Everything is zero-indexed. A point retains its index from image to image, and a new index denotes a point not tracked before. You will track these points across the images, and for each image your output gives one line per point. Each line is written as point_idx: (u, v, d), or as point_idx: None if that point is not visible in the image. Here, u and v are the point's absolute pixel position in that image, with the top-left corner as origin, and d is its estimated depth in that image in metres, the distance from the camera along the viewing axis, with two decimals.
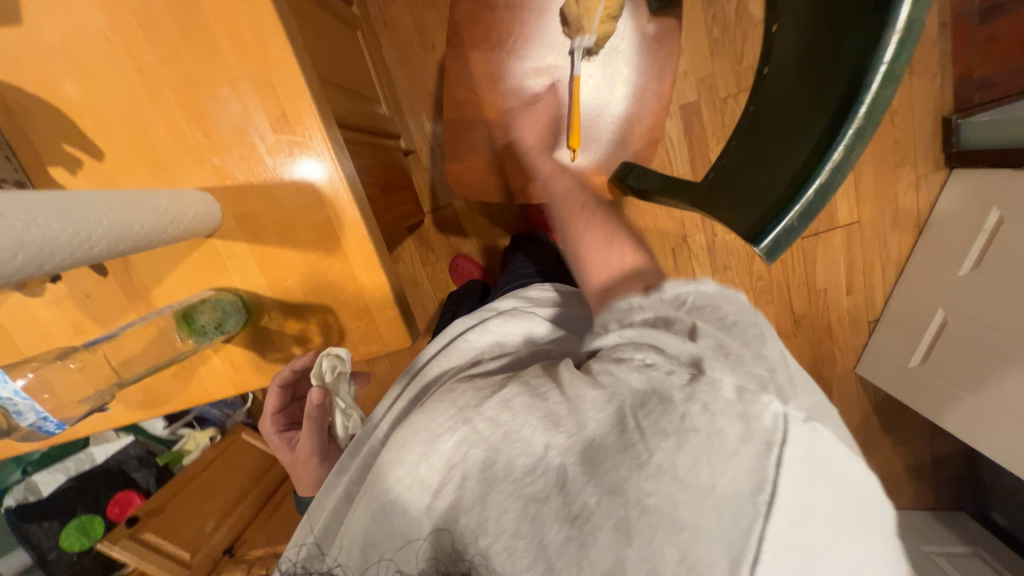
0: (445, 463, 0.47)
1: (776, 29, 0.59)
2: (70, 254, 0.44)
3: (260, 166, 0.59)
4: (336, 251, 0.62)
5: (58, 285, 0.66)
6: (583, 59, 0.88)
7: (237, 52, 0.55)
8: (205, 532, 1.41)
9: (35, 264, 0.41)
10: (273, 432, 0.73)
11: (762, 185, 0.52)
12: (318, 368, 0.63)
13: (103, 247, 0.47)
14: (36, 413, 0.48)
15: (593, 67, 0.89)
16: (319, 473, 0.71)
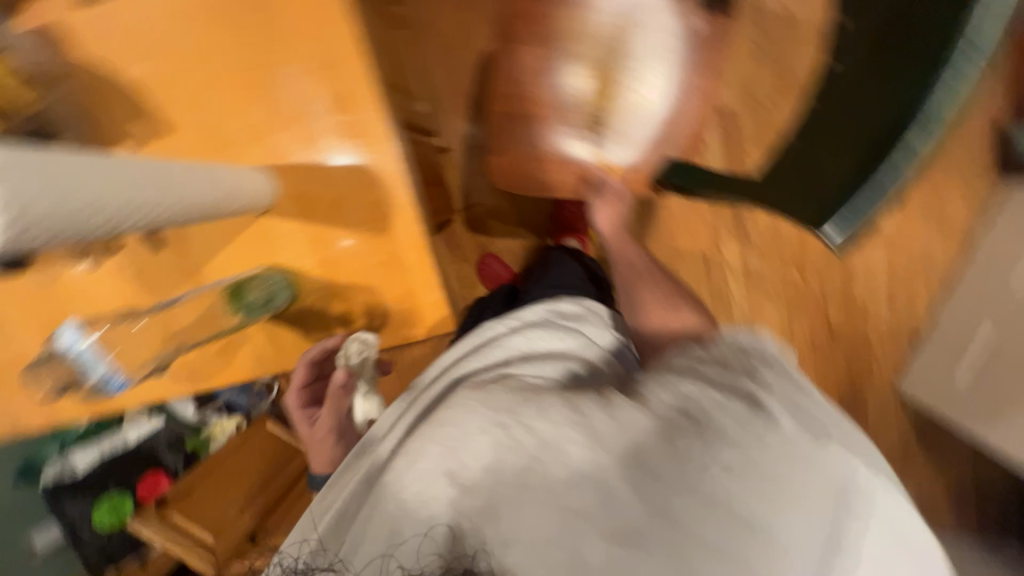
0: (457, 479, 0.50)
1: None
2: (146, 214, 0.45)
3: (317, 145, 0.60)
4: (386, 232, 0.62)
5: (114, 257, 0.68)
6: (634, 58, 0.87)
7: (303, 33, 0.56)
8: (229, 517, 1.44)
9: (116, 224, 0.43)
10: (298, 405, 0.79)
11: (837, 165, 0.51)
12: (345, 349, 0.67)
13: (172, 210, 0.48)
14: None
15: (643, 65, 0.87)
16: (333, 451, 0.79)
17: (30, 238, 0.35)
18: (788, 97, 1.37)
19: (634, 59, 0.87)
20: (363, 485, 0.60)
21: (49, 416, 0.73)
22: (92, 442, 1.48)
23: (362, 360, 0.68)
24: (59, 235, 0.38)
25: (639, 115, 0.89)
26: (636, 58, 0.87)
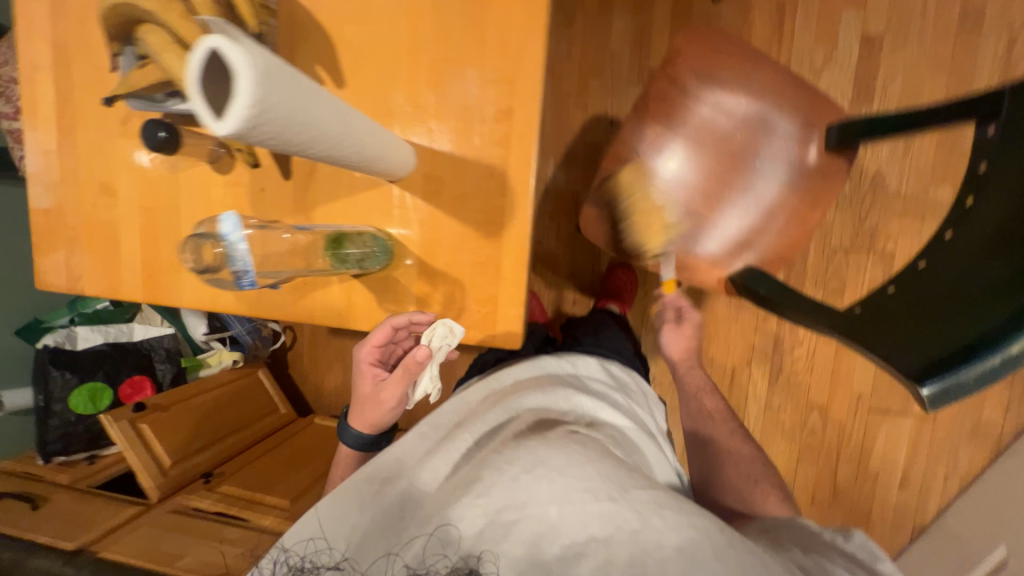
0: (471, 520, 0.58)
1: (987, 170, 0.60)
2: (330, 148, 0.48)
3: (468, 142, 0.65)
4: (496, 237, 0.65)
5: (243, 171, 0.73)
6: (759, 173, 0.92)
7: (496, 47, 0.62)
8: (190, 450, 1.41)
9: (311, 147, 0.45)
10: (365, 363, 0.78)
11: (945, 328, 0.53)
12: (432, 332, 0.65)
13: (348, 150, 0.51)
14: (244, 260, 0.50)
15: (764, 181, 0.92)
16: (382, 415, 0.78)
17: (255, 132, 0.38)
18: (861, 252, 1.42)
19: (757, 175, 0.92)
20: (380, 489, 0.66)
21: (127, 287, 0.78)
22: (99, 325, 1.47)
23: (441, 349, 0.65)
24: (274, 136, 0.40)
25: (741, 219, 0.93)
26: (760, 173, 0.92)
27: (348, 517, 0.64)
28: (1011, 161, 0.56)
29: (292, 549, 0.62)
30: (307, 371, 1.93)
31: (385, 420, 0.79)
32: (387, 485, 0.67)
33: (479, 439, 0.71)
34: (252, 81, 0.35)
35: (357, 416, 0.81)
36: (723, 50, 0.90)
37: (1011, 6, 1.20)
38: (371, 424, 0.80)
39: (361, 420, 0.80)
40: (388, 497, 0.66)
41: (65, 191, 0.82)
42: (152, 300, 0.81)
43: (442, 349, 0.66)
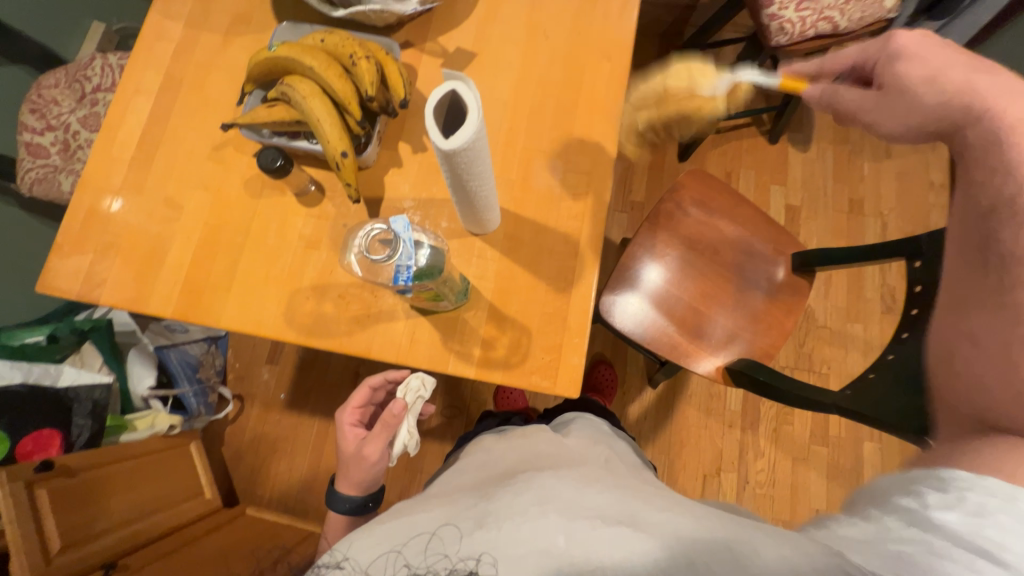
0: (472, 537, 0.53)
1: (922, 290, 0.82)
2: (477, 185, 0.58)
3: (547, 214, 0.77)
4: (564, 292, 0.74)
5: (329, 207, 0.79)
6: (747, 282, 1.13)
7: (578, 148, 0.80)
8: (91, 532, 1.10)
9: (470, 179, 0.56)
10: (346, 423, 0.77)
11: None
12: (406, 386, 0.71)
13: (486, 192, 0.62)
14: (408, 257, 0.59)
15: (751, 288, 1.13)
16: (365, 476, 0.74)
17: (460, 156, 0.49)
18: (804, 370, 1.62)
19: (746, 283, 1.13)
20: (389, 513, 0.62)
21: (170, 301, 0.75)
22: (23, 362, 1.22)
23: (416, 399, 0.71)
24: (468, 162, 0.51)
25: (734, 318, 1.12)
26: (747, 282, 1.13)
27: (362, 526, 0.62)
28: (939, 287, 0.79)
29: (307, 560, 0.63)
30: (246, 449, 1.68)
31: (369, 480, 0.75)
32: (403, 505, 0.64)
33: (503, 472, 0.66)
34: (478, 122, 0.47)
35: (342, 481, 0.77)
36: (713, 189, 1.19)
37: (881, 201, 1.67)
38: (356, 488, 0.75)
39: (345, 486, 0.76)
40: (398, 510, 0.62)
41: (118, 200, 0.80)
42: (184, 319, 0.76)
43: (417, 403, 0.71)
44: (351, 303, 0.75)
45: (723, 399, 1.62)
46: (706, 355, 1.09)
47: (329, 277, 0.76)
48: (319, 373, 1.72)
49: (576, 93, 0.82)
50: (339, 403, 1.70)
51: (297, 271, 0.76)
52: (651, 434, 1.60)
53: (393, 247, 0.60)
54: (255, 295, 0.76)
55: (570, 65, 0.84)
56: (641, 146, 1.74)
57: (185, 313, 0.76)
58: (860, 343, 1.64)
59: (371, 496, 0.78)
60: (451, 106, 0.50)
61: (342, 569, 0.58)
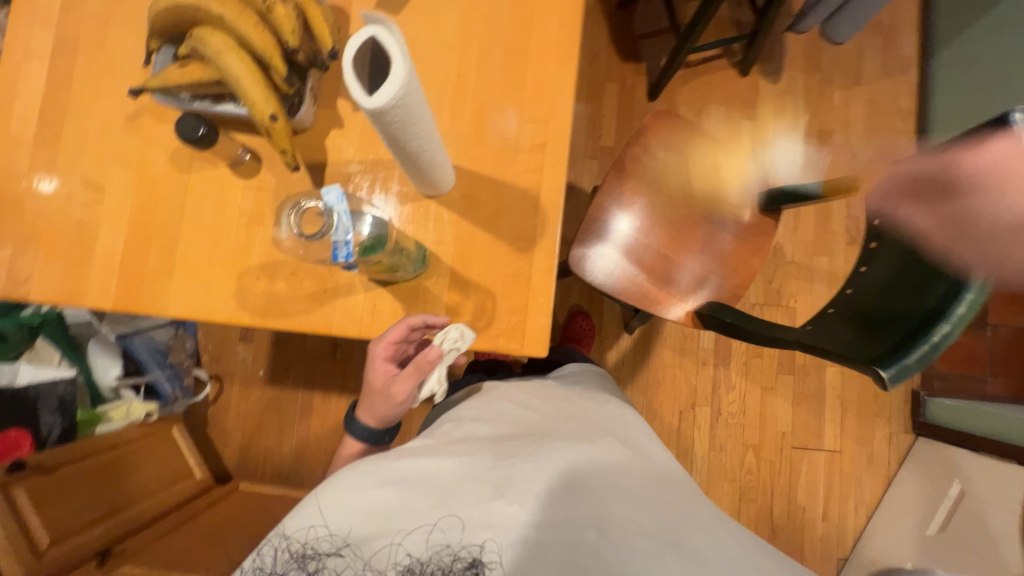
0: (483, 527, 0.59)
1: None
2: (418, 146, 0.54)
3: (504, 169, 0.73)
4: (527, 252, 0.72)
5: (268, 177, 0.73)
6: (717, 226, 1.13)
7: (533, 95, 0.74)
8: (77, 524, 1.10)
9: (409, 139, 0.51)
10: (379, 357, 0.68)
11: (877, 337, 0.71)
12: (443, 334, 0.66)
13: (431, 152, 0.57)
14: (345, 231, 0.56)
15: (720, 230, 1.13)
16: (388, 411, 0.71)
17: (397, 111, 0.44)
18: (773, 306, 1.68)
19: (715, 226, 1.13)
20: (376, 493, 0.61)
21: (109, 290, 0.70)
22: None
23: (450, 350, 0.65)
24: (402, 120, 0.46)
25: (701, 262, 1.12)
26: (716, 225, 1.13)
27: (348, 504, 0.61)
28: None
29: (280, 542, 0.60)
30: (230, 428, 1.68)
31: (390, 415, 0.72)
32: (399, 462, 0.64)
33: (487, 433, 0.69)
34: (410, 70, 0.42)
35: (364, 409, 0.74)
36: (682, 129, 1.15)
37: (850, 131, 1.65)
38: (376, 418, 0.73)
39: (366, 414, 0.74)
40: (399, 475, 0.62)
41: (30, 184, 0.72)
42: (127, 308, 0.71)
43: (452, 353, 0.66)
44: (305, 280, 0.71)
45: (697, 339, 1.68)
46: (675, 300, 1.10)
47: (278, 253, 0.71)
48: (296, 347, 1.69)
49: (528, 31, 0.75)
50: (320, 374, 1.69)
51: (243, 249, 0.72)
52: (628, 377, 1.66)
53: (326, 223, 0.56)
54: (200, 279, 0.71)
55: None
56: (609, 87, 1.66)
57: (127, 303, 0.71)
58: (826, 276, 1.69)
59: (388, 431, 0.76)
60: (373, 56, 0.44)
61: (342, 557, 0.59)
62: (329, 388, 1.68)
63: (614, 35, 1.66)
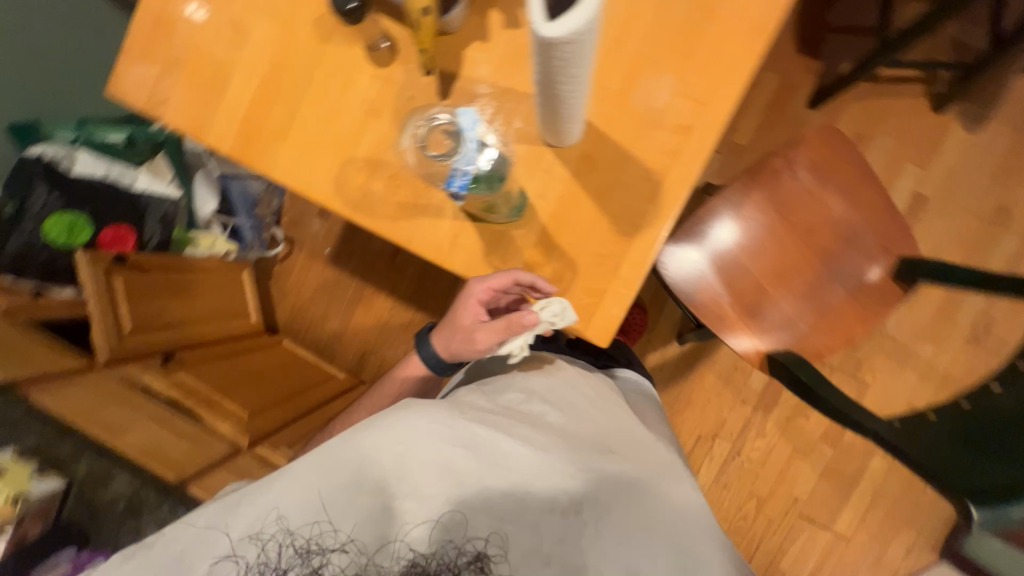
0: (502, 526, 0.57)
1: None
2: (568, 90, 0.48)
3: (636, 140, 0.66)
4: (626, 237, 0.66)
5: (398, 72, 0.70)
6: (835, 275, 0.99)
7: (701, 68, 0.65)
8: (156, 324, 1.25)
9: (561, 82, 0.46)
10: (474, 299, 0.69)
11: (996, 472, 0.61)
12: (545, 304, 0.65)
13: (578, 98, 0.51)
14: (467, 162, 0.57)
15: (835, 280, 0.99)
16: (464, 350, 0.73)
17: (567, 49, 0.39)
18: (845, 374, 1.52)
19: (832, 275, 0.99)
20: (388, 471, 0.59)
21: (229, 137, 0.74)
22: (106, 159, 1.33)
23: (547, 322, 0.64)
24: (566, 60, 0.41)
25: (798, 306, 1.00)
26: (833, 274, 0.99)
27: (355, 483, 0.58)
28: None
29: (292, 516, 0.56)
30: (288, 289, 1.82)
31: (463, 353, 0.74)
32: (476, 428, 0.62)
33: (519, 423, 0.65)
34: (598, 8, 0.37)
35: (441, 335, 0.77)
36: (840, 154, 0.99)
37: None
38: (450, 350, 0.75)
39: (440, 342, 0.77)
40: (473, 442, 0.61)
41: (187, 10, 0.74)
42: (238, 158, 0.74)
43: (546, 326, 0.65)
44: (400, 188, 0.70)
45: (747, 375, 1.58)
46: (751, 334, 1.00)
47: (384, 153, 0.71)
48: (364, 239, 1.77)
49: None
50: (377, 271, 1.77)
51: (353, 137, 0.71)
52: (661, 385, 1.61)
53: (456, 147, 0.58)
54: (308, 153, 0.72)
55: None
56: (769, 78, 1.45)
57: (240, 153, 0.74)
58: (921, 365, 1.51)
59: (452, 365, 0.80)
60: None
61: (346, 553, 0.55)
62: (381, 287, 1.77)
63: (800, 20, 1.42)
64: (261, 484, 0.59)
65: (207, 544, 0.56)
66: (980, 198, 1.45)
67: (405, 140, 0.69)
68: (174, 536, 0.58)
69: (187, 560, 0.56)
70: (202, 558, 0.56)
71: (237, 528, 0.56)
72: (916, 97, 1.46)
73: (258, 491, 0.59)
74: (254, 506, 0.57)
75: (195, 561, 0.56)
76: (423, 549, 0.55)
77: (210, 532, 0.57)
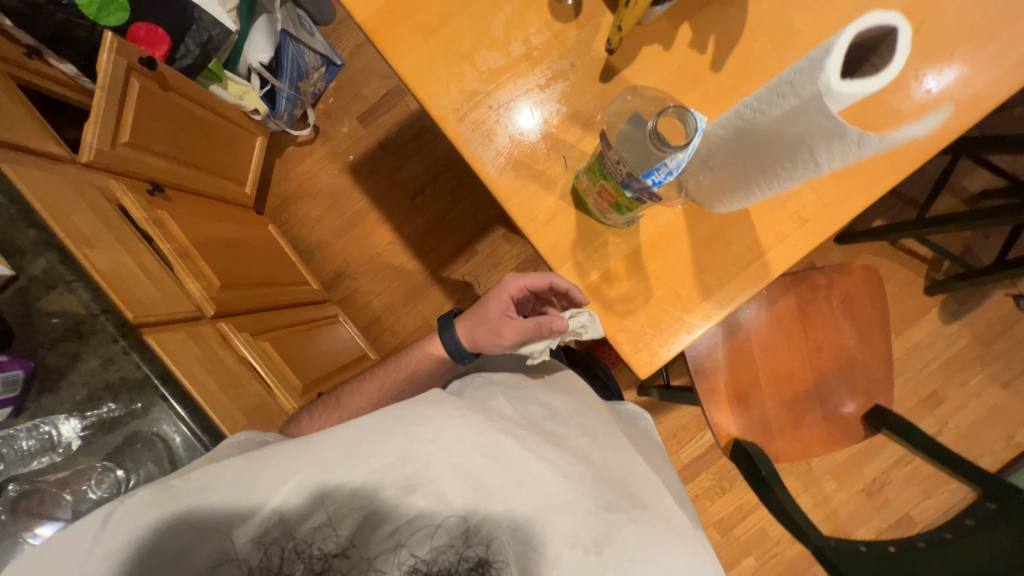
0: (506, 539, 0.59)
1: (972, 523, 0.82)
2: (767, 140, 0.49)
3: (753, 208, 0.68)
4: (707, 289, 0.68)
5: (570, 36, 0.67)
6: (819, 397, 1.07)
7: (837, 174, 0.68)
8: (152, 149, 1.10)
9: (768, 151, 0.50)
10: (506, 293, 0.70)
11: None
12: (574, 313, 0.64)
13: (758, 180, 0.53)
14: (679, 164, 0.52)
15: (817, 400, 1.07)
16: (486, 340, 0.71)
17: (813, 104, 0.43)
18: None
19: (817, 396, 1.07)
20: (396, 468, 0.59)
21: (370, 6, 0.67)
22: None
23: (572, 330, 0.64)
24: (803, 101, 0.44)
25: (778, 409, 1.07)
26: (818, 394, 1.07)
27: (359, 473, 0.58)
28: (994, 531, 0.78)
29: (304, 501, 0.56)
30: (294, 177, 1.69)
31: (484, 343, 0.72)
32: (506, 444, 0.64)
33: (532, 443, 0.66)
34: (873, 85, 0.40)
35: (463, 323, 0.75)
36: (869, 297, 1.08)
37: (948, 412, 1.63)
38: (471, 338, 0.74)
39: (463, 331, 0.75)
40: (502, 455, 0.63)
41: None
42: (367, 32, 0.67)
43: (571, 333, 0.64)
44: (520, 145, 0.67)
45: (680, 445, 1.68)
46: (730, 416, 1.05)
47: (522, 103, 0.67)
48: (395, 165, 1.69)
49: (885, 117, 0.68)
50: (394, 201, 1.69)
51: (497, 74, 0.67)
52: None
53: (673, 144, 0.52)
54: (444, 65, 0.67)
55: (905, 83, 0.68)
56: None
57: (372, 27, 0.67)
58: (820, 496, 1.69)
59: (471, 355, 0.76)
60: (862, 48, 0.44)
61: (348, 558, 0.55)
62: (391, 217, 1.69)
63: None
64: (267, 472, 0.57)
65: (206, 540, 0.54)
66: (925, 379, 1.65)
67: (542, 108, 0.67)
68: (166, 524, 0.53)
69: (182, 556, 0.53)
70: (201, 555, 0.53)
71: (241, 522, 0.55)
72: (919, 274, 1.63)
73: (272, 477, 0.57)
74: (251, 501, 0.55)
75: (192, 559, 0.53)
76: (438, 549, 0.57)
77: (211, 528, 0.54)
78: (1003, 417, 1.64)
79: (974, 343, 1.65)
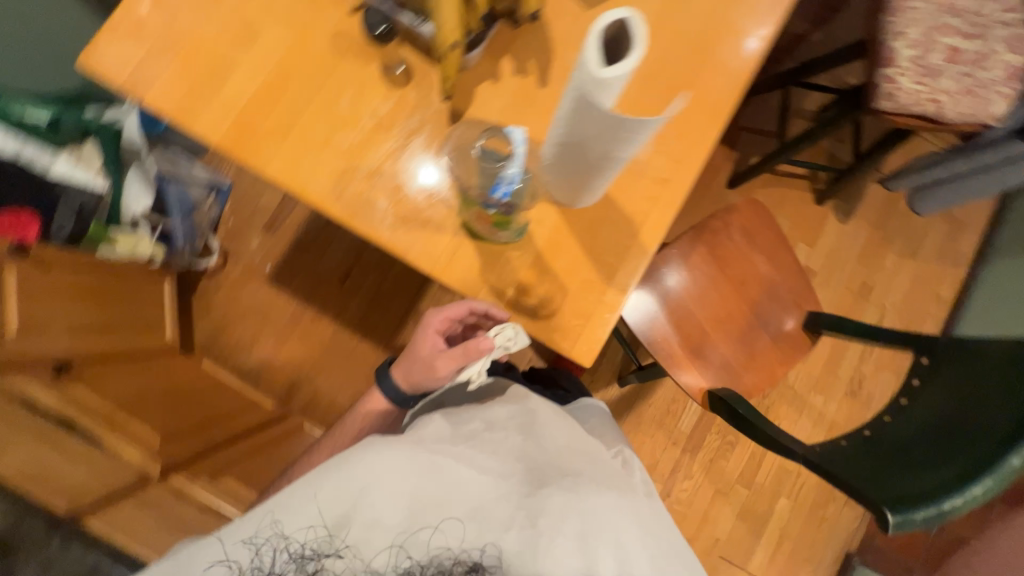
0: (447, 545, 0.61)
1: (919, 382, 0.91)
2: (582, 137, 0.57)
3: (621, 186, 0.76)
4: (612, 266, 0.74)
5: (410, 97, 0.74)
6: (761, 324, 1.16)
7: (675, 135, 0.78)
8: (53, 324, 1.00)
9: (587, 145, 0.57)
10: (432, 327, 0.76)
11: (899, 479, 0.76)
12: (499, 329, 0.70)
13: (595, 166, 0.61)
14: (515, 172, 0.65)
15: (761, 328, 1.16)
16: (423, 377, 0.75)
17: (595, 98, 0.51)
18: None
19: (759, 324, 1.16)
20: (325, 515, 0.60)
21: (219, 129, 0.71)
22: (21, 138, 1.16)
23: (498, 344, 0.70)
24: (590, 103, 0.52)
25: (733, 349, 1.14)
26: (759, 322, 1.16)
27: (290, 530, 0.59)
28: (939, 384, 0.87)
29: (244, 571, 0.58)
30: (214, 306, 1.64)
31: (422, 381, 0.76)
32: (435, 460, 0.64)
33: (461, 451, 0.67)
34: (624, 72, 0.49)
35: (400, 369, 0.79)
36: (764, 223, 1.19)
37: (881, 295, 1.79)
38: (408, 382, 0.78)
39: (400, 376, 0.79)
40: (432, 473, 0.64)
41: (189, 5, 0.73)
42: (224, 151, 0.71)
43: (500, 349, 0.70)
44: (401, 202, 0.72)
45: (677, 418, 1.71)
46: (695, 371, 1.11)
47: (389, 165, 0.72)
48: (313, 259, 1.69)
49: (692, 79, 0.79)
50: (324, 293, 1.68)
51: (358, 149, 0.72)
52: None
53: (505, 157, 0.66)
54: (306, 157, 0.71)
55: (695, 48, 0.80)
56: None
57: (228, 146, 0.71)
58: (815, 414, 1.76)
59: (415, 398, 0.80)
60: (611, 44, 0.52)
61: None
62: (326, 309, 1.67)
63: None
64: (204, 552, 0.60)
65: None
66: (851, 275, 1.81)
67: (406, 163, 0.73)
68: None
69: None
70: None
71: None
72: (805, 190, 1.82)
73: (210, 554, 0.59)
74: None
75: None
76: None
77: None
78: (924, 282, 1.83)
79: (874, 231, 1.84)
